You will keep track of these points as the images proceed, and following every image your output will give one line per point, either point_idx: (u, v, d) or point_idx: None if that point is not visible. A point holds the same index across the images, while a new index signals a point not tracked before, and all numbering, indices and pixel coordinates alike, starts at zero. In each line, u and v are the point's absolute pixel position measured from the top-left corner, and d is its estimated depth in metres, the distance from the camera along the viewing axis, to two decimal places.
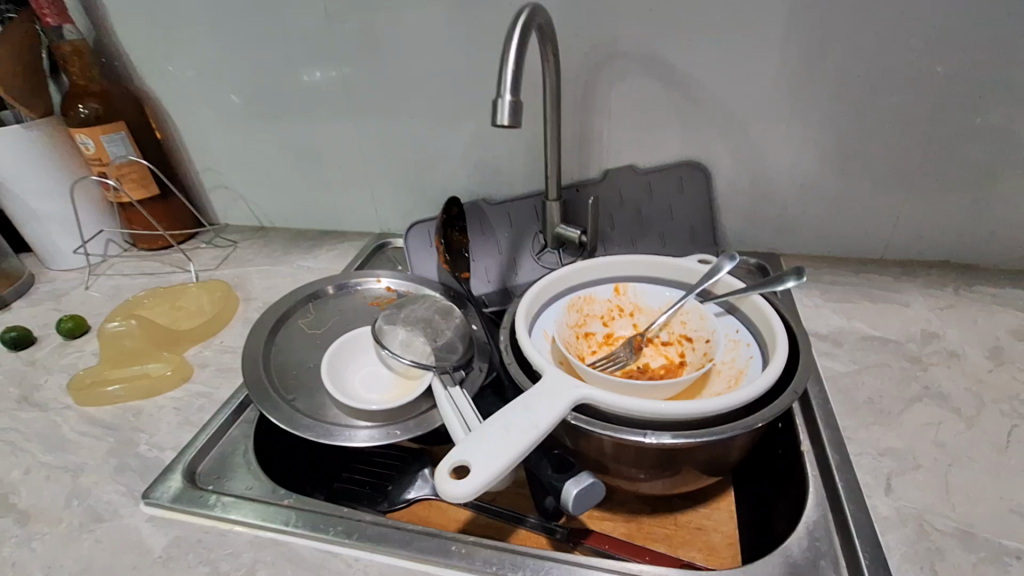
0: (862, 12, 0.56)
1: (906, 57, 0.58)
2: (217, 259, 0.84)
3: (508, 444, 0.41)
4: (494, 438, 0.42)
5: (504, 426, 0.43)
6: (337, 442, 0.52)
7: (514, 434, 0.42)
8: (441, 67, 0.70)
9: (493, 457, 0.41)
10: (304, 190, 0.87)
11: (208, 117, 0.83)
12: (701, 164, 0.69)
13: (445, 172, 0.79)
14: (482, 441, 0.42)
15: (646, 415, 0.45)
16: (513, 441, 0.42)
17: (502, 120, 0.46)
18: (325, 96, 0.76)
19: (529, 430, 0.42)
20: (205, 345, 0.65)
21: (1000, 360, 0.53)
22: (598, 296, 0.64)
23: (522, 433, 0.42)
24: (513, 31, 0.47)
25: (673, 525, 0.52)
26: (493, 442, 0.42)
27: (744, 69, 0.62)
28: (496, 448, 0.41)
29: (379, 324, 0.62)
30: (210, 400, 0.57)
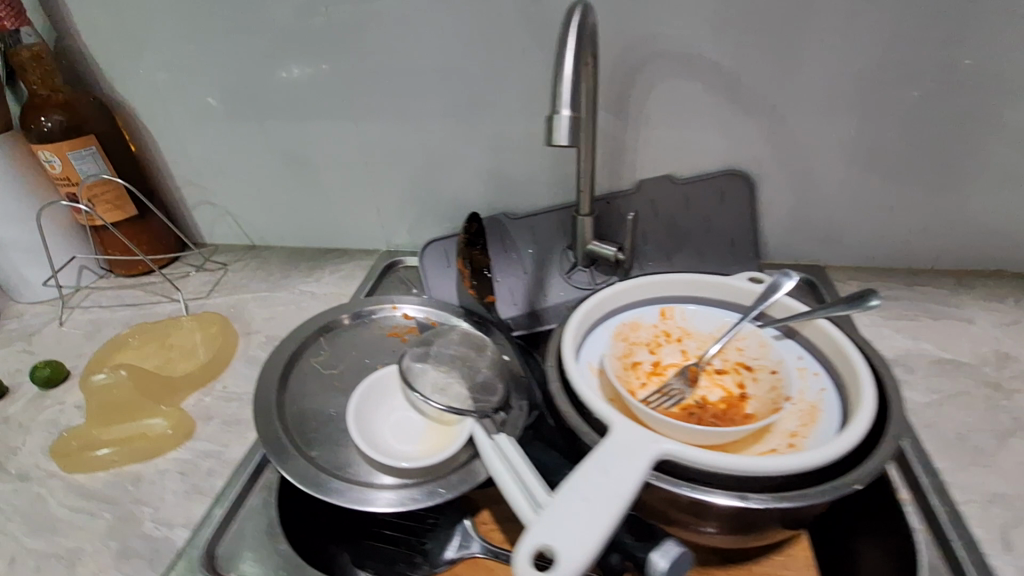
0: (932, 8, 0.52)
1: (977, 58, 0.53)
2: (207, 285, 0.76)
3: (593, 520, 0.36)
4: (574, 514, 0.37)
5: (583, 497, 0.37)
6: (376, 508, 0.46)
7: (596, 507, 0.37)
8: (461, 70, 0.63)
9: (577, 538, 0.35)
10: (301, 205, 0.79)
11: (192, 126, 0.74)
12: (747, 173, 0.63)
13: (462, 184, 0.72)
14: (561, 518, 0.36)
15: (737, 472, 0.40)
16: (597, 516, 0.36)
17: (559, 140, 0.39)
18: (326, 102, 0.69)
19: (612, 500, 0.37)
20: (205, 392, 0.58)
21: None
22: (643, 321, 0.59)
23: (605, 504, 0.37)
24: (568, 34, 0.40)
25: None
26: (574, 518, 0.36)
27: (798, 70, 0.56)
28: (579, 526, 0.36)
29: (408, 363, 0.56)
30: (220, 462, 0.50)
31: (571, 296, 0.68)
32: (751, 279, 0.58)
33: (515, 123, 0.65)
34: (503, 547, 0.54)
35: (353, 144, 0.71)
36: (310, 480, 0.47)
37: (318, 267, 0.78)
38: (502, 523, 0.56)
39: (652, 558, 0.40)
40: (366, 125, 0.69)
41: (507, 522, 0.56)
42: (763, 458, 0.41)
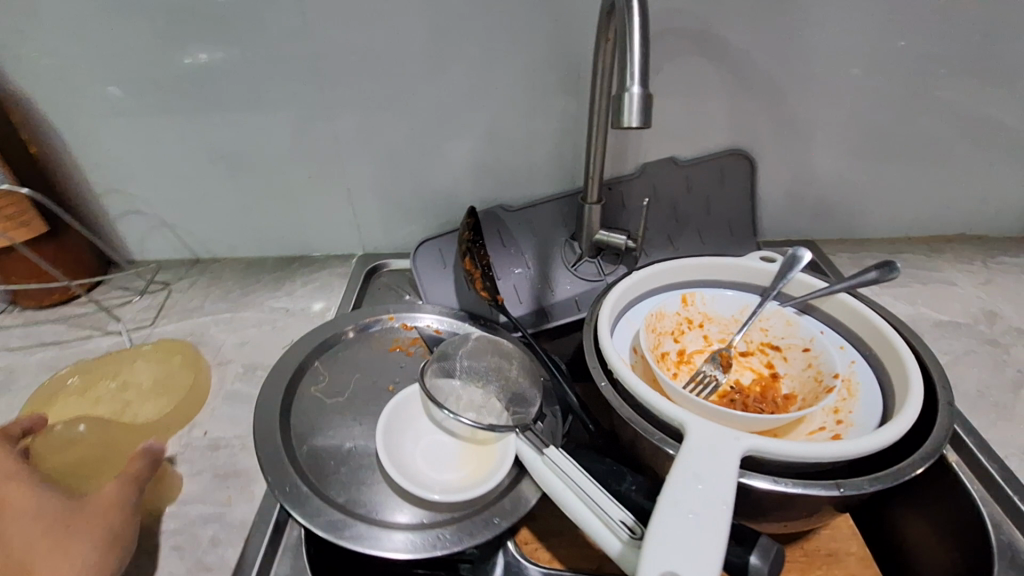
0: None
1: (968, 39, 0.56)
2: (150, 310, 0.64)
3: (703, 531, 0.34)
4: (683, 531, 0.34)
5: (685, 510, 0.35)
6: (431, 549, 0.41)
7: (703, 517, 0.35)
8: (453, 50, 0.56)
9: (693, 555, 0.33)
10: (258, 209, 0.68)
11: (115, 120, 0.61)
12: (749, 154, 0.63)
13: (450, 176, 0.65)
14: (671, 537, 0.34)
15: (821, 458, 0.39)
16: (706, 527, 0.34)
17: (629, 121, 0.35)
18: (289, 88, 0.59)
19: (716, 508, 0.35)
20: (183, 443, 0.48)
21: None
22: (667, 310, 0.57)
23: (711, 512, 0.35)
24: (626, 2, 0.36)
25: (805, 555, 0.49)
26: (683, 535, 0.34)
27: (803, 47, 0.56)
28: (691, 542, 0.34)
29: (431, 381, 0.50)
30: (224, 526, 0.41)
31: (578, 289, 0.64)
32: (763, 258, 0.59)
33: (512, 109, 0.60)
34: (554, 566, 0.50)
35: (322, 136, 0.62)
36: (345, 534, 0.41)
37: (286, 279, 0.68)
38: (546, 540, 0.52)
39: (751, 561, 0.38)
40: (338, 114, 0.61)
41: (552, 537, 0.52)
42: (843, 442, 0.40)
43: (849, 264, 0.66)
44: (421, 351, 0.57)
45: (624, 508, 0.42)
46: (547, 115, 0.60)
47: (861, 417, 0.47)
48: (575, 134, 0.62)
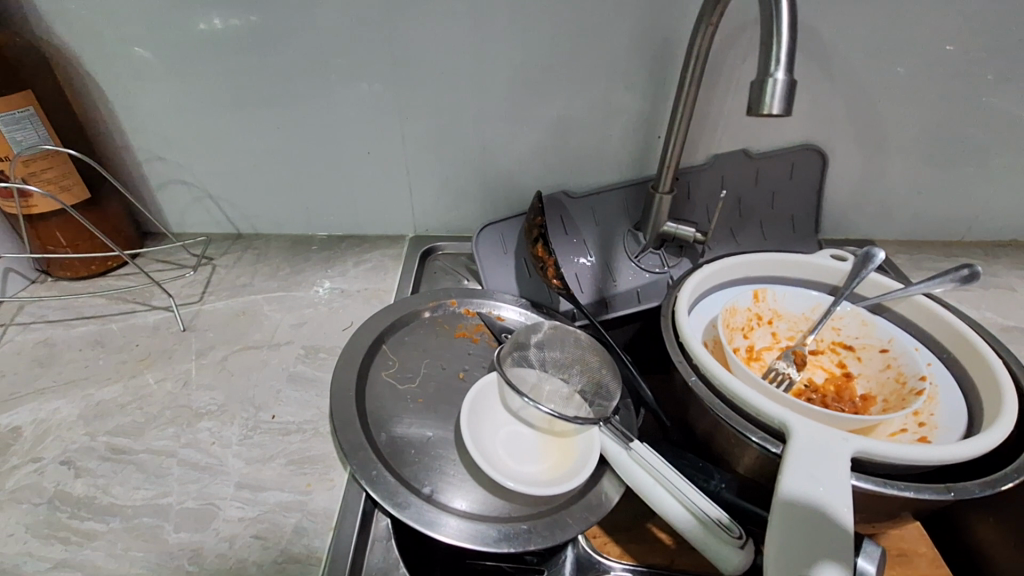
0: None
1: None
2: (195, 285, 0.61)
3: (817, 549, 0.33)
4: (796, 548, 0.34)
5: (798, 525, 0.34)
6: (528, 543, 0.40)
7: (817, 533, 0.34)
8: (534, 25, 0.54)
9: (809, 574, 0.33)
10: (310, 184, 0.66)
11: (166, 82, 0.58)
12: (820, 149, 0.62)
13: (516, 157, 0.63)
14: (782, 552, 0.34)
15: (928, 462, 0.38)
16: (822, 546, 0.33)
17: (771, 109, 0.33)
18: (358, 57, 0.56)
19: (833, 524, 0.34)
20: (252, 426, 0.45)
21: None
22: (740, 305, 0.56)
23: (828, 529, 0.34)
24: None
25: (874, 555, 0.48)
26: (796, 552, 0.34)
27: (900, 42, 0.54)
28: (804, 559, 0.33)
29: (510, 370, 0.49)
30: (306, 515, 0.39)
31: (641, 281, 0.62)
32: (833, 257, 0.58)
33: (588, 91, 0.58)
34: (626, 561, 0.48)
35: (386, 110, 0.60)
36: (441, 527, 0.39)
37: (337, 258, 0.66)
38: (615, 534, 0.50)
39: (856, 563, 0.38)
40: (407, 86, 0.58)
41: (620, 532, 0.50)
42: (948, 446, 0.39)
43: (911, 266, 0.66)
44: (486, 339, 0.55)
45: (717, 507, 0.41)
46: (624, 99, 0.59)
47: (945, 420, 0.46)
48: (648, 121, 0.60)
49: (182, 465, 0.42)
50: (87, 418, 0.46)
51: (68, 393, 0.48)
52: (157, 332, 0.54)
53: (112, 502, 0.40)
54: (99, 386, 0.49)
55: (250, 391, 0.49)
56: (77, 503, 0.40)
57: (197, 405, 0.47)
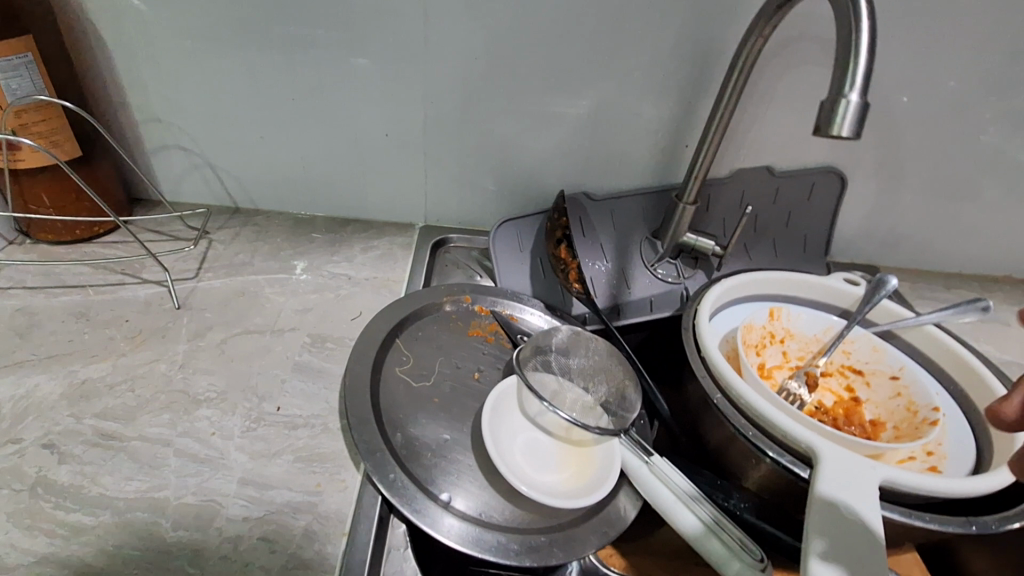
0: None
1: None
2: (190, 260, 0.57)
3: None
4: (830, 554, 0.34)
5: (843, 530, 0.35)
6: (549, 557, 0.39)
7: (857, 555, 0.34)
8: (578, 19, 0.52)
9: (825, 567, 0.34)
10: (321, 161, 0.62)
11: (176, 38, 0.53)
12: (842, 173, 0.62)
13: (540, 154, 0.61)
14: (816, 547, 0.34)
15: (949, 495, 0.39)
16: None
17: (841, 130, 0.33)
18: (390, 33, 0.53)
19: (880, 565, 0.33)
20: (256, 418, 0.42)
21: None
22: (756, 322, 0.56)
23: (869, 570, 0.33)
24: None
25: None
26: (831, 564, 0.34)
27: (934, 73, 0.55)
28: (830, 560, 0.34)
29: (531, 375, 0.47)
30: (317, 518, 0.37)
31: (656, 290, 0.61)
32: (845, 281, 0.59)
33: (622, 92, 0.57)
34: None
35: (412, 91, 0.57)
36: (461, 538, 0.37)
37: (343, 242, 0.63)
38: (622, 548, 0.49)
39: None
40: (438, 69, 0.55)
41: (626, 544, 0.50)
42: (967, 479, 0.40)
43: (915, 295, 0.68)
44: (501, 339, 0.53)
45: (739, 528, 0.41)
46: (659, 104, 0.57)
47: (952, 450, 0.47)
48: (679, 129, 0.59)
49: (179, 456, 0.39)
50: (72, 398, 0.42)
51: (48, 368, 0.44)
52: (149, 308, 0.51)
53: (102, 493, 0.36)
54: (84, 363, 0.45)
55: (253, 379, 0.45)
56: (61, 492, 0.36)
57: (195, 391, 0.44)
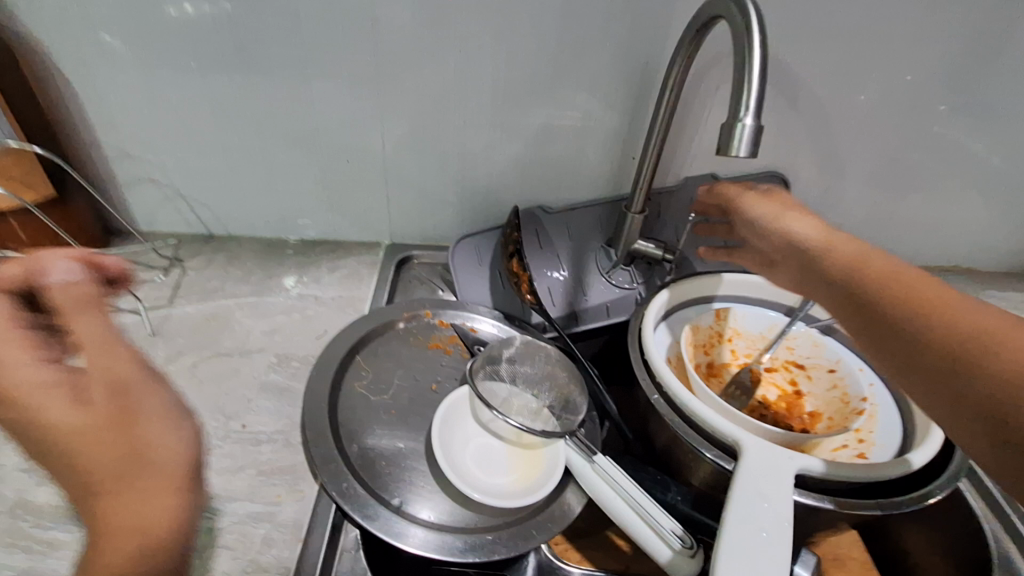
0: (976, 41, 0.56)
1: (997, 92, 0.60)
2: (164, 288, 0.60)
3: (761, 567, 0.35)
4: (741, 532, 0.37)
5: (755, 507, 0.38)
6: (494, 554, 0.42)
7: (766, 536, 0.36)
8: (518, 46, 0.56)
9: (734, 542, 0.36)
10: (286, 188, 0.65)
11: (140, 80, 0.56)
12: (783, 175, 0.65)
13: (494, 171, 0.65)
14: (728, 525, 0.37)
15: (861, 480, 0.42)
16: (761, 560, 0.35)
17: (739, 151, 0.35)
18: (341, 66, 0.56)
19: (784, 544, 0.36)
20: (222, 436, 0.46)
21: None
22: (702, 323, 0.59)
23: (773, 551, 0.36)
24: (750, 24, 0.36)
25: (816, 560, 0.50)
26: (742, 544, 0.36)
27: (858, 80, 0.58)
28: (738, 527, 0.37)
29: (482, 384, 0.50)
30: (276, 526, 0.40)
31: (611, 296, 0.64)
32: None
33: (567, 111, 0.60)
34: (585, 567, 0.51)
35: (367, 118, 0.60)
36: (406, 538, 0.41)
37: (311, 263, 0.66)
38: (576, 542, 0.52)
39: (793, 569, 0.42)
40: (391, 97, 0.59)
41: (582, 538, 0.53)
42: (880, 465, 0.43)
43: None
44: (459, 350, 0.56)
45: (672, 519, 0.44)
46: (602, 119, 0.61)
47: (881, 437, 0.49)
48: (624, 142, 0.62)
49: None
50: None
51: None
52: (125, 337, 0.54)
53: None
54: None
55: (221, 399, 0.49)
56: None
57: None
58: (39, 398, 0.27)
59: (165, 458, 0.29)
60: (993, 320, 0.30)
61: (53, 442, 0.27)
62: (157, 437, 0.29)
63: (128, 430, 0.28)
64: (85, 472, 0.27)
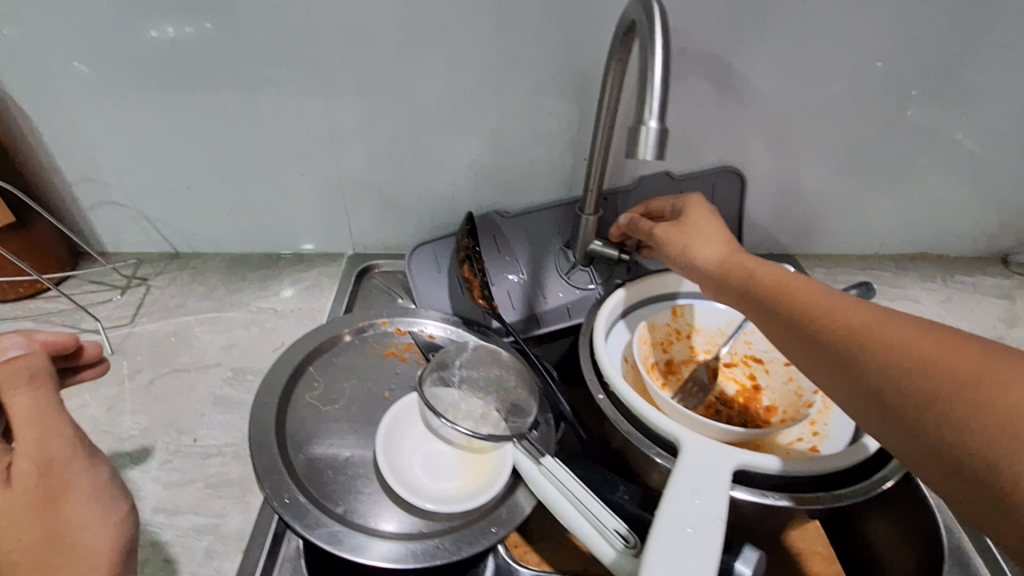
0: (917, 30, 0.56)
1: (943, 80, 0.60)
2: (127, 308, 0.62)
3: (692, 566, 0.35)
4: (672, 531, 0.36)
5: (689, 505, 0.38)
6: (436, 559, 0.41)
7: (697, 534, 0.36)
8: (459, 56, 0.56)
9: (665, 541, 0.36)
10: (246, 205, 0.66)
11: (93, 107, 0.58)
12: (738, 171, 0.65)
13: (451, 179, 0.65)
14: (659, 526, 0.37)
15: (802, 474, 0.43)
16: (691, 559, 0.35)
17: (644, 154, 0.36)
18: (287, 84, 0.57)
19: (715, 541, 0.36)
20: (172, 451, 0.47)
21: None
22: (658, 321, 0.59)
23: (704, 548, 0.36)
24: (652, 28, 0.36)
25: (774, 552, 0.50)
26: (674, 542, 0.36)
27: (803, 74, 0.59)
28: (669, 526, 0.37)
29: (430, 391, 0.51)
30: (220, 538, 0.41)
31: (571, 297, 0.64)
32: None
33: (515, 117, 0.61)
34: (542, 568, 0.50)
35: (318, 133, 0.61)
36: (346, 546, 0.41)
37: (274, 277, 0.67)
38: (535, 544, 0.52)
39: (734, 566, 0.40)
40: (338, 112, 0.59)
41: (542, 542, 0.52)
42: (821, 457, 0.43)
43: (826, 279, 0.72)
44: (415, 357, 0.57)
45: (618, 518, 0.43)
46: (550, 124, 0.61)
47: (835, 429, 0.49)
48: (574, 144, 0.63)
49: None
50: None
51: None
52: None
53: None
54: None
55: (174, 415, 0.50)
56: None
57: (119, 430, 0.48)
58: None
59: (91, 543, 0.31)
60: (885, 322, 0.34)
61: None
62: (88, 526, 0.32)
63: (53, 515, 0.31)
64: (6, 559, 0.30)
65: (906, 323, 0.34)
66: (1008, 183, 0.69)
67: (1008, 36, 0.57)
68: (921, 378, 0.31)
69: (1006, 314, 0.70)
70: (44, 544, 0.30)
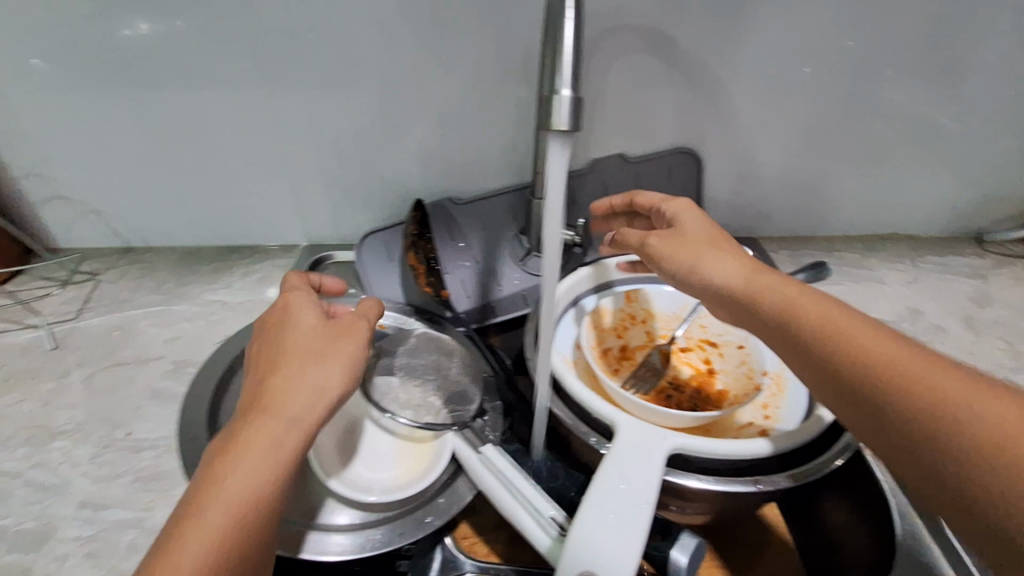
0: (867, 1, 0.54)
1: (897, 53, 0.58)
2: (75, 304, 0.62)
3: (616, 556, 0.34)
4: (597, 519, 0.35)
5: (616, 490, 0.37)
6: (365, 548, 0.41)
7: (623, 521, 0.35)
8: (396, 38, 0.55)
9: (590, 529, 0.35)
10: (194, 197, 0.65)
11: (28, 101, 0.57)
12: (694, 152, 0.64)
13: (399, 166, 0.64)
14: (585, 515, 0.35)
15: (742, 458, 0.41)
16: (614, 549, 0.34)
17: (559, 121, 0.34)
18: (221, 72, 0.56)
19: (640, 528, 0.35)
20: (105, 444, 0.46)
21: (973, 328, 0.63)
22: (611, 306, 0.57)
23: (628, 536, 0.34)
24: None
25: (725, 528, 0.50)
26: (598, 530, 0.35)
27: (752, 49, 0.57)
28: (594, 514, 0.35)
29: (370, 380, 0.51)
30: (144, 532, 0.40)
31: (527, 284, 0.61)
32: None
33: (459, 99, 0.59)
34: (490, 560, 0.48)
35: (259, 122, 0.59)
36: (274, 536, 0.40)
37: (226, 270, 0.66)
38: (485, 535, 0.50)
39: (671, 556, 0.38)
40: (277, 99, 0.58)
41: (491, 532, 0.50)
42: (763, 440, 0.42)
43: (790, 261, 0.70)
44: None
45: (556, 505, 0.41)
46: (495, 107, 0.60)
47: (786, 413, 0.48)
48: (522, 127, 0.61)
49: (27, 486, 0.43)
50: None
51: None
52: (28, 352, 0.55)
53: None
54: None
55: (111, 409, 0.49)
56: None
57: (54, 425, 0.48)
58: (306, 311, 0.42)
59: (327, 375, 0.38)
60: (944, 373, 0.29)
61: (292, 330, 0.40)
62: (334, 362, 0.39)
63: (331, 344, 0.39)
64: (287, 350, 0.39)
65: (949, 370, 0.29)
66: (973, 158, 0.67)
67: (959, 7, 0.55)
68: (964, 442, 0.27)
69: (975, 293, 0.68)
70: (308, 355, 0.38)
